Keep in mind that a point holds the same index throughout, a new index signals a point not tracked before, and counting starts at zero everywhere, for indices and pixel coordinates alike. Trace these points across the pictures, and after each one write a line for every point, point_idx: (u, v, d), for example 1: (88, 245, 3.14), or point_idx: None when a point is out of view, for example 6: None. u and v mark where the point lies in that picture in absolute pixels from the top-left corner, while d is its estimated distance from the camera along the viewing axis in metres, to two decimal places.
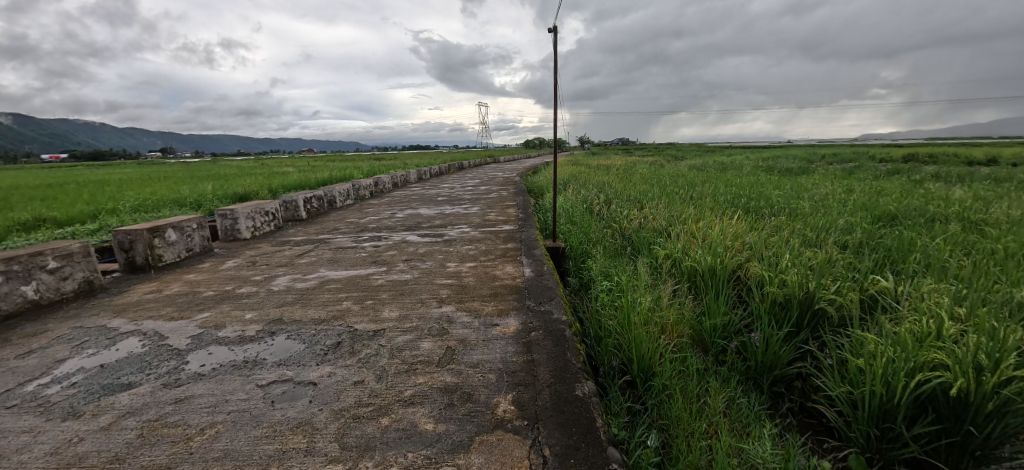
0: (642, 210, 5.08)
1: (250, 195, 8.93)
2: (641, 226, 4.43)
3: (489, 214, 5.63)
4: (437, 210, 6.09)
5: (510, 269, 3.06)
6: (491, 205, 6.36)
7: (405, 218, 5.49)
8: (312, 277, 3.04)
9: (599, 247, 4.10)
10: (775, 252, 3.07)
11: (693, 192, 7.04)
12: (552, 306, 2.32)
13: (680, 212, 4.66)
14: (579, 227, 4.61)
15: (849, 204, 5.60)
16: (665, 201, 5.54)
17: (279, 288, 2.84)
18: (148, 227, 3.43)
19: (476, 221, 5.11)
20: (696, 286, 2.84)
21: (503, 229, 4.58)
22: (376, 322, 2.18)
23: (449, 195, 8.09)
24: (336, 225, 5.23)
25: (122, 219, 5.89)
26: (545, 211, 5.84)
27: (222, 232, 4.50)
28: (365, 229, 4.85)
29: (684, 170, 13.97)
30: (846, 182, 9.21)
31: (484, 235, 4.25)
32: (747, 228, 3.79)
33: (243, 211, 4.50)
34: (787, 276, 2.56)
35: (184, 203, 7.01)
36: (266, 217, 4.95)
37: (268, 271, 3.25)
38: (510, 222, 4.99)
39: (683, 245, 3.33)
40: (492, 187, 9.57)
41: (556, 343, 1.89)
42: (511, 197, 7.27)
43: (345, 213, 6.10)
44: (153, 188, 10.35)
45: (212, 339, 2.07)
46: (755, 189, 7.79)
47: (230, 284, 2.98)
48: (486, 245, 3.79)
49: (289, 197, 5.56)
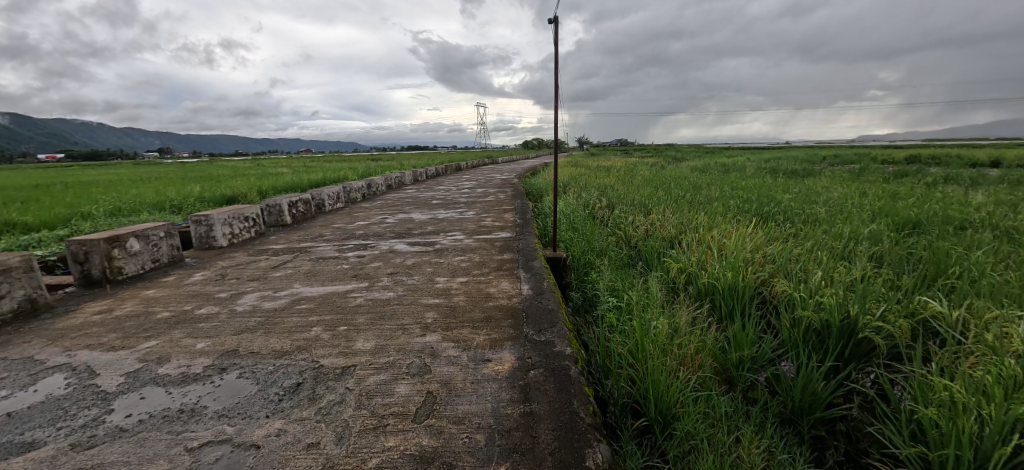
0: (648, 217, 4.76)
1: (238, 197, 8.58)
2: (648, 234, 4.13)
3: (485, 219, 5.29)
4: (430, 215, 5.75)
5: (506, 286, 2.72)
6: (488, 210, 6.02)
7: (395, 224, 5.15)
8: (283, 295, 2.70)
9: (605, 258, 3.79)
10: (802, 266, 2.76)
11: (700, 195, 6.73)
12: (553, 334, 2.00)
13: (690, 219, 4.35)
14: (582, 234, 4.29)
15: (866, 210, 5.28)
16: (672, 206, 5.24)
17: (243, 309, 2.49)
18: (106, 238, 3.10)
19: (471, 228, 4.78)
20: (717, 307, 2.53)
21: (499, 237, 4.24)
22: (346, 356, 1.84)
23: (444, 197, 7.76)
24: (321, 231, 4.89)
25: (94, 223, 5.53)
26: (544, 216, 5.52)
27: (196, 239, 4.17)
28: (351, 236, 4.52)
29: (687, 172, 13.65)
30: (854, 185, 8.93)
31: (479, 244, 3.92)
32: (765, 238, 3.48)
33: (219, 217, 4.17)
34: (823, 297, 2.25)
35: (165, 206, 6.66)
36: (247, 223, 4.62)
37: (236, 287, 2.91)
38: (507, 229, 4.65)
39: (699, 258, 3.02)
40: (490, 189, 9.23)
41: (560, 388, 1.56)
42: (509, 201, 6.94)
43: (333, 218, 5.76)
44: (138, 189, 10.00)
45: (149, 379, 1.73)
46: (763, 192, 7.48)
47: (190, 303, 2.64)
48: (480, 256, 3.45)
49: (272, 201, 5.22)
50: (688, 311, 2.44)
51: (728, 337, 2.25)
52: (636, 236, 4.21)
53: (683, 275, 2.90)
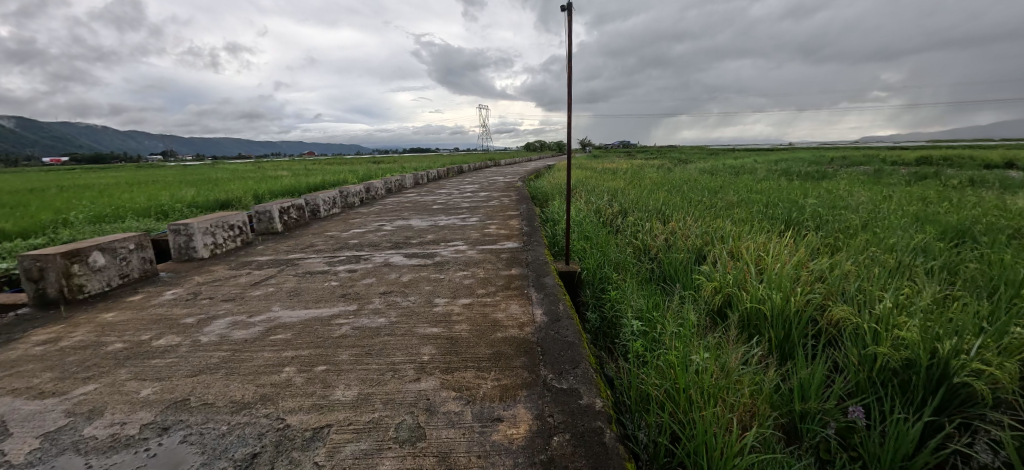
0: (667, 226, 4.39)
1: (232, 202, 8.25)
2: (669, 245, 3.78)
3: (489, 227, 4.91)
4: (431, 222, 5.38)
5: (517, 310, 2.35)
6: (492, 216, 5.65)
7: (392, 232, 4.78)
8: (257, 321, 2.33)
9: (624, 274, 3.44)
10: (859, 287, 2.39)
11: (716, 200, 6.34)
12: (578, 380, 1.62)
13: (714, 227, 3.98)
14: (597, 245, 3.93)
15: (901, 217, 4.90)
16: (692, 212, 4.86)
17: (209, 339, 2.12)
18: (63, 252, 2.72)
19: (474, 237, 4.40)
20: (766, 337, 2.17)
21: (506, 248, 3.86)
22: (320, 411, 1.47)
23: (445, 202, 7.38)
24: (313, 240, 4.52)
25: (73, 230, 5.19)
26: (553, 223, 5.16)
27: (175, 250, 3.81)
28: (345, 246, 4.15)
29: (696, 174, 13.26)
30: (876, 188, 8.53)
31: (484, 257, 3.54)
32: (806, 250, 3.11)
33: (200, 226, 3.81)
34: (899, 329, 1.88)
35: (152, 212, 6.33)
36: (232, 233, 4.27)
37: (207, 310, 2.54)
38: (514, 238, 4.27)
39: (736, 276, 2.66)
40: (493, 193, 8.86)
41: (596, 466, 1.17)
42: (514, 206, 6.56)
43: (328, 225, 5.40)
44: (130, 194, 9.68)
45: (69, 445, 1.37)
46: (782, 196, 7.10)
47: (150, 331, 2.27)
48: (485, 272, 3.08)
49: (262, 207, 4.87)
50: (733, 342, 2.08)
51: (788, 377, 1.88)
52: (656, 245, 3.85)
53: (720, 298, 2.54)
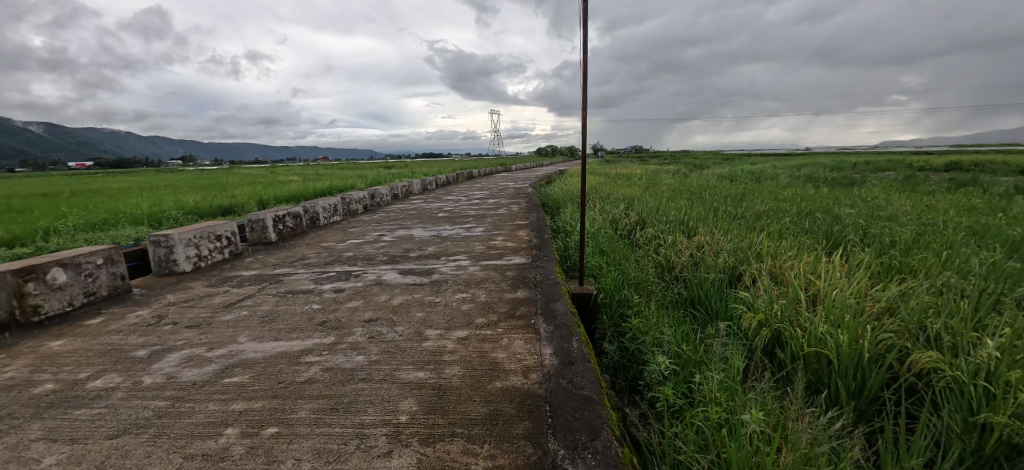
0: (691, 239, 3.98)
1: (235, 209, 8.05)
2: (698, 264, 3.39)
3: (494, 238, 4.51)
4: (433, 232, 5.02)
5: (521, 348, 1.96)
6: (499, 226, 5.27)
7: (390, 244, 4.42)
8: (216, 356, 1.98)
9: (647, 298, 3.06)
10: (942, 326, 1.98)
11: (742, 209, 5.87)
12: (600, 460, 1.24)
13: (745, 242, 3.57)
14: (614, 262, 3.54)
15: (955, 231, 4.39)
16: (718, 223, 4.44)
17: (152, 381, 1.77)
18: (16, 269, 2.40)
19: (478, 250, 4.01)
20: (831, 389, 1.79)
21: (512, 264, 3.47)
22: None
23: (451, 210, 7.04)
24: (305, 252, 4.19)
25: (60, 238, 4.96)
26: (564, 234, 4.77)
27: (155, 263, 3.53)
28: (337, 260, 3.81)
29: (714, 181, 12.74)
30: (914, 196, 7.94)
31: (487, 275, 3.15)
32: (861, 276, 2.70)
33: (182, 237, 3.52)
34: (1016, 391, 1.47)
35: (148, 219, 6.10)
36: (219, 243, 3.97)
37: (165, 339, 2.20)
38: (521, 252, 3.88)
39: (785, 307, 2.28)
40: (502, 200, 8.49)
41: None
42: (523, 214, 6.17)
43: (325, 235, 5.09)
44: (136, 199, 9.56)
45: None
46: (813, 205, 6.59)
47: (91, 366, 1.93)
48: (488, 295, 2.69)
49: (255, 216, 4.58)
50: (793, 397, 1.70)
51: (870, 450, 1.50)
52: (681, 262, 3.46)
53: (768, 335, 2.16)
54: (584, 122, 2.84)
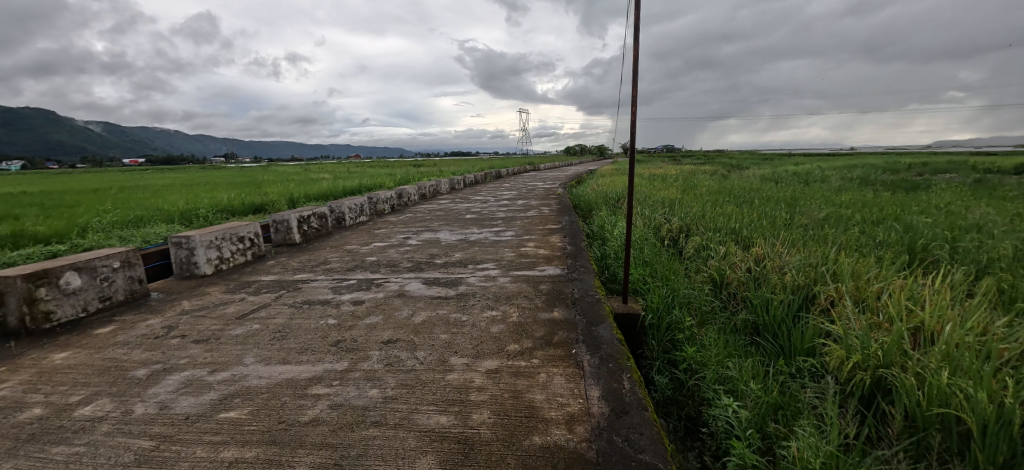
0: (747, 252, 3.53)
1: (266, 207, 8.11)
2: (759, 282, 2.95)
3: (525, 245, 4.19)
4: (460, 236, 4.75)
5: (562, 389, 1.63)
6: (530, 230, 4.94)
7: (415, 248, 4.18)
8: (216, 382, 1.76)
9: (700, 322, 2.66)
10: None
11: (798, 216, 5.30)
12: None
13: (814, 256, 3.10)
14: (660, 276, 3.15)
15: None
16: (775, 232, 3.95)
17: (143, 412, 1.56)
18: (25, 273, 2.28)
19: (508, 257, 3.70)
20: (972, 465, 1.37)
21: (546, 275, 3.13)
22: None
23: (479, 212, 6.77)
24: (328, 256, 4.01)
25: (96, 235, 5.02)
26: (601, 242, 4.40)
27: (177, 265, 3.43)
28: (359, 265, 3.60)
29: (758, 183, 11.96)
30: (999, 203, 7.02)
31: (519, 289, 2.82)
32: (976, 306, 2.21)
33: (203, 239, 3.40)
34: None
35: (182, 217, 6.16)
36: (242, 245, 3.85)
37: (169, 357, 2.02)
38: (555, 262, 3.54)
39: (885, 347, 1.85)
40: (531, 201, 8.17)
41: None
42: (555, 218, 5.83)
43: (350, 237, 4.92)
44: (176, 196, 9.85)
45: None
46: (880, 212, 5.90)
47: (86, 387, 1.76)
48: (520, 315, 2.37)
49: (279, 216, 4.47)
50: None
51: None
52: (737, 277, 3.04)
53: (867, 381, 1.75)
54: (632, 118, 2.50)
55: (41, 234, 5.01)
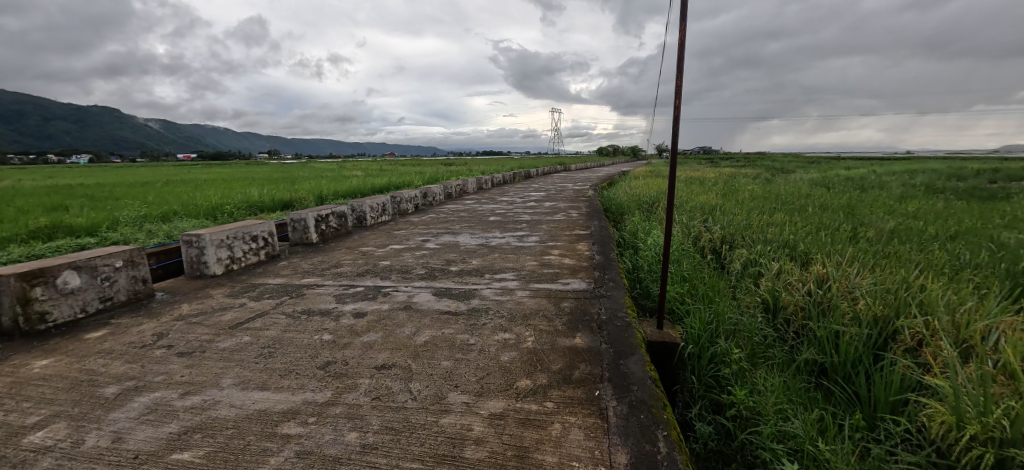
0: (805, 270, 3.03)
1: (295, 204, 8.18)
2: (823, 309, 2.48)
3: (549, 253, 3.84)
4: (481, 240, 4.46)
5: (578, 449, 1.29)
6: (555, 236, 4.59)
7: (431, 253, 3.93)
8: (183, 410, 1.54)
9: (751, 356, 2.23)
10: None
11: (862, 227, 4.66)
12: None
13: (893, 279, 2.58)
14: (701, 297, 2.73)
15: None
16: (838, 246, 3.41)
17: (93, 445, 1.36)
18: (21, 272, 2.19)
19: (529, 267, 3.37)
20: None
21: (570, 290, 2.78)
22: None
23: (504, 214, 6.48)
24: (340, 258, 3.83)
25: (126, 229, 5.11)
26: (633, 252, 3.99)
27: (187, 264, 3.34)
28: (371, 270, 3.39)
29: (807, 188, 11.04)
30: None
31: (538, 306, 2.49)
32: None
33: (213, 237, 3.30)
34: None
35: (211, 213, 6.24)
36: (255, 245, 3.73)
37: (146, 372, 1.84)
38: (581, 273, 3.19)
39: (1014, 415, 1.38)
40: (560, 204, 7.80)
41: None
42: (584, 223, 5.44)
43: (368, 238, 4.75)
44: (213, 192, 10.17)
45: None
46: (962, 225, 5.11)
47: (49, 406, 1.59)
48: (537, 340, 2.04)
49: (296, 215, 4.35)
50: None
51: None
52: (795, 301, 2.57)
53: (994, 464, 1.29)
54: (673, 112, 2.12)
55: (77, 226, 5.15)
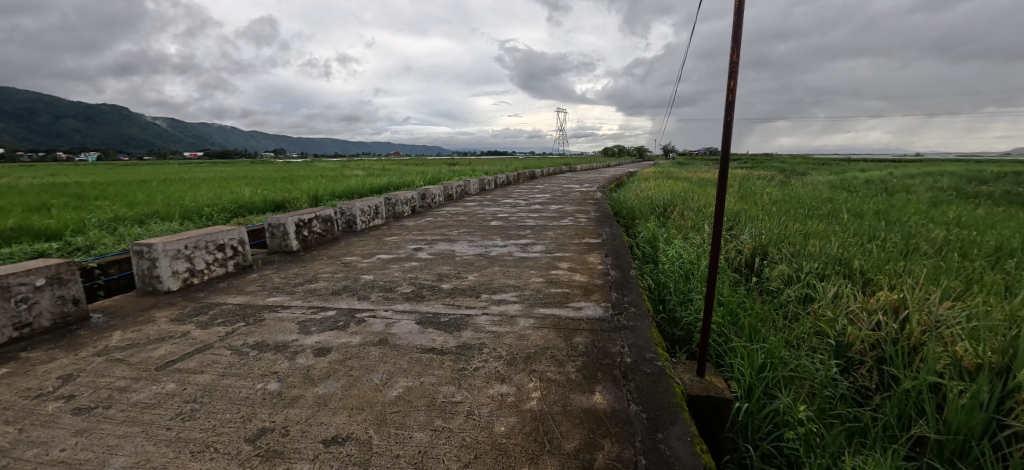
0: (868, 295, 2.50)
1: (287, 205, 7.74)
2: (907, 350, 1.95)
3: (557, 266, 3.33)
4: (479, 250, 3.97)
5: None
6: (563, 246, 4.08)
7: (422, 265, 3.44)
8: None
9: (820, 414, 1.71)
10: None
11: (910, 238, 4.11)
12: None
13: (992, 314, 2.05)
14: (747, 330, 2.21)
15: None
16: (901, 264, 2.87)
17: None
18: None
19: (534, 285, 2.87)
20: None
21: (584, 319, 2.27)
22: None
23: (506, 218, 5.98)
24: (318, 271, 3.35)
25: (93, 232, 4.67)
26: (655, 267, 3.48)
27: (139, 278, 2.89)
28: (349, 287, 2.91)
29: (828, 191, 10.47)
30: None
31: (545, 342, 1.99)
32: None
33: (168, 248, 2.84)
34: None
35: (192, 215, 5.82)
36: (221, 255, 3.28)
37: (19, 443, 1.37)
38: (595, 295, 2.68)
39: None
40: (566, 207, 7.30)
41: None
42: (594, 229, 4.93)
43: (355, 245, 4.28)
44: (204, 191, 9.75)
45: None
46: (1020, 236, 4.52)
47: None
48: (543, 398, 1.53)
49: (275, 220, 3.91)
50: None
51: None
52: (865, 336, 2.05)
53: None
54: (729, 96, 1.56)
55: (40, 229, 4.73)
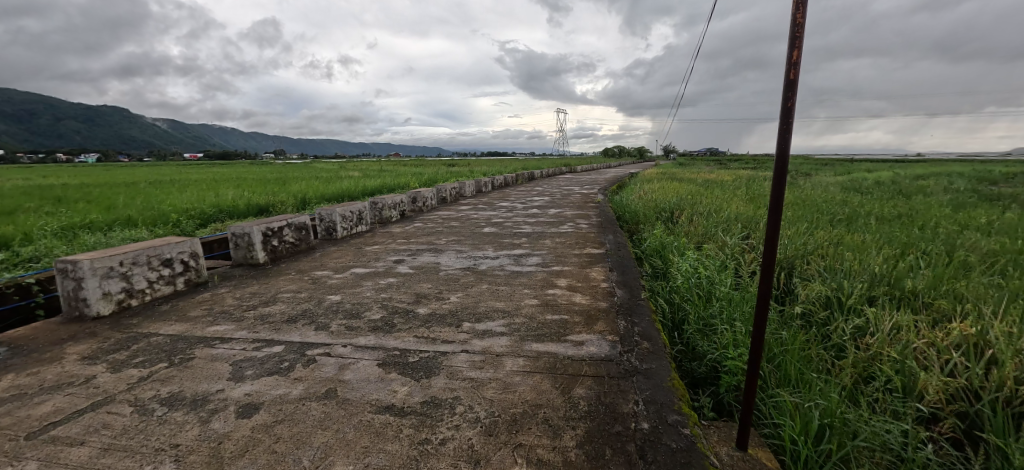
0: (932, 325, 2.06)
1: (271, 208, 7.31)
2: (1009, 408, 1.49)
3: (555, 284, 2.89)
4: (468, 263, 3.54)
5: None
6: (562, 257, 3.65)
7: (400, 282, 3.00)
8: None
9: None
10: None
11: (951, 248, 3.66)
12: None
13: None
14: (791, 374, 1.77)
15: None
16: (963, 284, 2.42)
17: None
18: None
19: (526, 309, 2.43)
20: None
21: (585, 360, 1.83)
22: None
23: (501, 224, 5.54)
24: (280, 289, 2.92)
25: (46, 241, 4.24)
26: (667, 284, 3.04)
27: (65, 301, 2.46)
28: (310, 311, 2.47)
29: (841, 193, 10.00)
30: None
31: (537, 397, 1.54)
32: None
33: (96, 265, 2.41)
34: None
35: (163, 221, 5.39)
36: (167, 271, 2.86)
37: None
38: (599, 323, 2.24)
39: None
40: (566, 211, 6.86)
41: None
42: (596, 237, 4.49)
43: (330, 256, 3.85)
44: (188, 194, 9.32)
45: None
46: None
47: None
48: None
49: (239, 229, 3.48)
50: None
51: None
52: (945, 386, 1.60)
53: None
54: (791, 71, 1.12)
55: None
